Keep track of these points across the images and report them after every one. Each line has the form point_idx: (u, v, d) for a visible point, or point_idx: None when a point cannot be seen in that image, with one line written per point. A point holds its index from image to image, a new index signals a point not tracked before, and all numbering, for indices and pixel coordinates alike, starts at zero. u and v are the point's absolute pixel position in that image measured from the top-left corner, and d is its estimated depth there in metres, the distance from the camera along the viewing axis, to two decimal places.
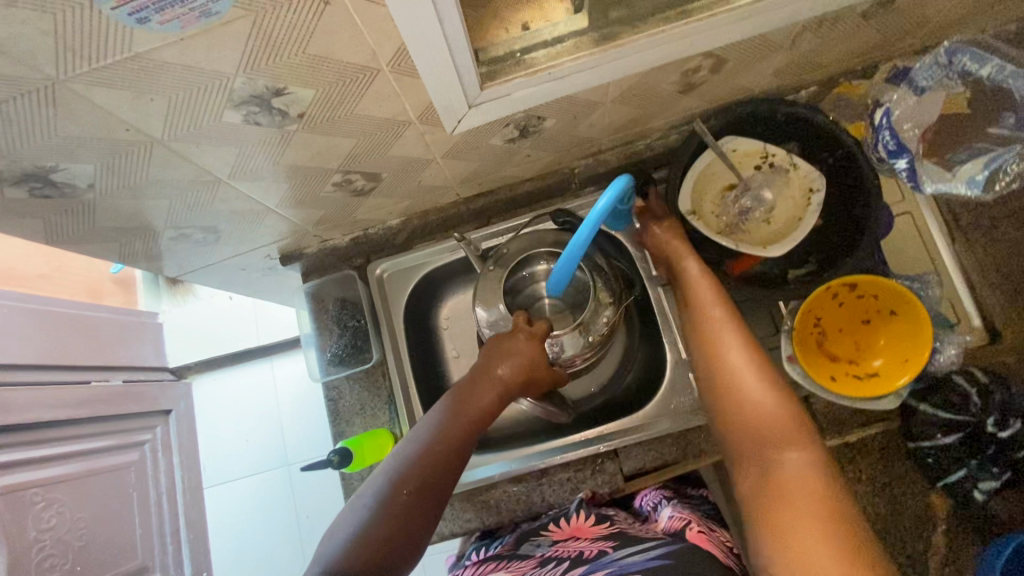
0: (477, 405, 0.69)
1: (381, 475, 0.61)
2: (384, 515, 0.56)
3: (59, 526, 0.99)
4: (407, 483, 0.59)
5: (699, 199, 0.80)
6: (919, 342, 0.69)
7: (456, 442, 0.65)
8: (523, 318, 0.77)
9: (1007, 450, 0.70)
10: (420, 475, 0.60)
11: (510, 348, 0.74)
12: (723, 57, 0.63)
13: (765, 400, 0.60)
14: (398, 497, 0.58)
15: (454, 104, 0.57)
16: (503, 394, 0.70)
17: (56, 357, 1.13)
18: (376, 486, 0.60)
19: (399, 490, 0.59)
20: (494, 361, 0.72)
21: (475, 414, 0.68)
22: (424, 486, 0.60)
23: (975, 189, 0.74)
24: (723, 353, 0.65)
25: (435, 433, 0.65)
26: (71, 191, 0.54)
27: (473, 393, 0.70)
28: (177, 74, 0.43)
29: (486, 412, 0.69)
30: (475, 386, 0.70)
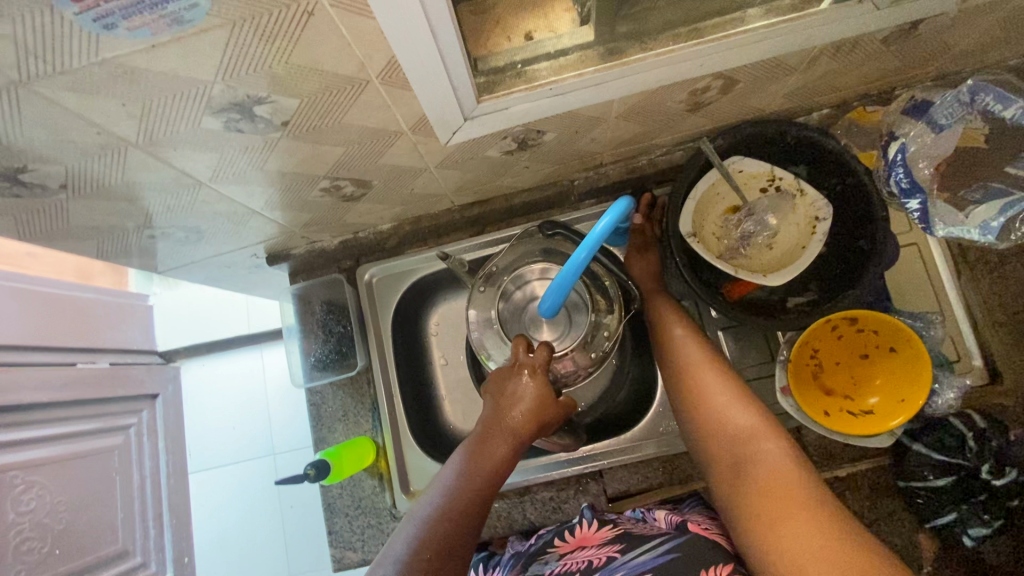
0: (487, 452, 0.66)
1: (399, 543, 0.58)
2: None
3: (39, 509, 0.99)
4: (426, 549, 0.57)
5: (700, 220, 0.76)
6: (918, 381, 0.67)
7: (471, 498, 0.62)
8: (522, 347, 0.72)
9: (999, 497, 0.69)
10: (438, 538, 0.58)
11: (517, 391, 0.70)
12: (734, 78, 0.60)
13: (732, 407, 0.64)
14: (419, 565, 0.55)
15: (448, 117, 0.55)
16: (517, 442, 0.67)
17: (42, 337, 1.10)
18: (393, 554, 0.57)
19: (417, 556, 0.56)
20: (504, 407, 0.69)
21: (488, 465, 0.65)
22: (445, 549, 0.57)
23: (989, 236, 0.70)
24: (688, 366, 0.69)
25: (450, 492, 0.62)
26: (42, 191, 0.51)
27: (483, 445, 0.66)
28: (151, 81, 0.40)
29: (500, 462, 0.66)
30: (486, 437, 0.67)
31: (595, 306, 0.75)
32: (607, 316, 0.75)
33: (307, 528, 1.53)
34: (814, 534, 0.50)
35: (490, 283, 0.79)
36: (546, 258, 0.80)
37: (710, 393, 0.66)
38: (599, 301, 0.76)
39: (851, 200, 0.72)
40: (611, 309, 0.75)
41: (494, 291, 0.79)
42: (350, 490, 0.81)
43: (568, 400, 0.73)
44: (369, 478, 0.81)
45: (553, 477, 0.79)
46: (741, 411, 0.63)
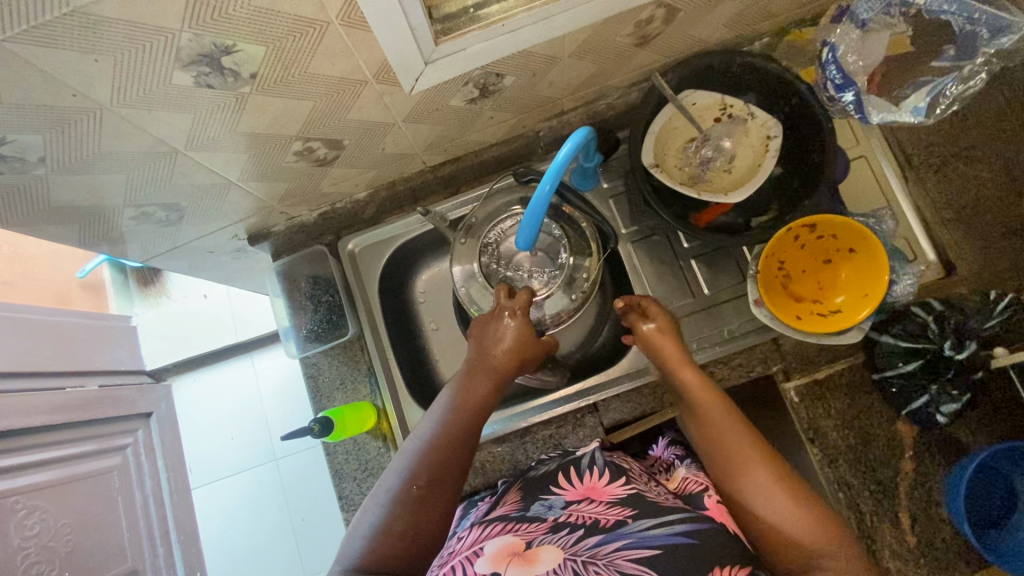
0: (474, 393, 0.67)
1: (392, 476, 0.59)
2: (400, 512, 0.56)
3: (44, 532, 0.89)
4: (420, 481, 0.58)
5: (662, 153, 0.81)
6: (877, 274, 0.72)
7: (460, 434, 0.63)
8: (503, 293, 0.73)
9: (964, 372, 0.73)
10: (431, 467, 0.59)
11: (495, 329, 0.71)
12: (674, 7, 0.64)
13: (789, 509, 0.56)
14: (411, 493, 0.57)
15: (410, 62, 0.57)
16: (498, 379, 0.69)
17: (22, 364, 0.99)
18: (385, 486, 0.59)
19: (410, 485, 0.58)
20: (486, 346, 0.70)
21: (475, 404, 0.66)
22: (437, 477, 0.59)
23: (919, 117, 0.76)
24: (736, 454, 0.61)
25: (440, 427, 0.63)
26: (21, 165, 0.52)
27: (468, 383, 0.68)
28: (121, 31, 0.42)
29: (484, 400, 0.67)
30: (471, 375, 0.68)
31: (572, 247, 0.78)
32: (586, 259, 0.77)
33: (317, 528, 1.53)
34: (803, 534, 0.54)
35: (472, 235, 0.81)
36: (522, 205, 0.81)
37: (766, 497, 0.57)
38: (575, 244, 0.78)
39: (798, 118, 0.76)
40: (590, 253, 0.78)
41: (475, 241, 0.80)
42: (355, 453, 0.84)
43: (550, 339, 0.75)
44: (372, 440, 0.84)
45: (550, 415, 0.83)
46: (800, 514, 0.55)
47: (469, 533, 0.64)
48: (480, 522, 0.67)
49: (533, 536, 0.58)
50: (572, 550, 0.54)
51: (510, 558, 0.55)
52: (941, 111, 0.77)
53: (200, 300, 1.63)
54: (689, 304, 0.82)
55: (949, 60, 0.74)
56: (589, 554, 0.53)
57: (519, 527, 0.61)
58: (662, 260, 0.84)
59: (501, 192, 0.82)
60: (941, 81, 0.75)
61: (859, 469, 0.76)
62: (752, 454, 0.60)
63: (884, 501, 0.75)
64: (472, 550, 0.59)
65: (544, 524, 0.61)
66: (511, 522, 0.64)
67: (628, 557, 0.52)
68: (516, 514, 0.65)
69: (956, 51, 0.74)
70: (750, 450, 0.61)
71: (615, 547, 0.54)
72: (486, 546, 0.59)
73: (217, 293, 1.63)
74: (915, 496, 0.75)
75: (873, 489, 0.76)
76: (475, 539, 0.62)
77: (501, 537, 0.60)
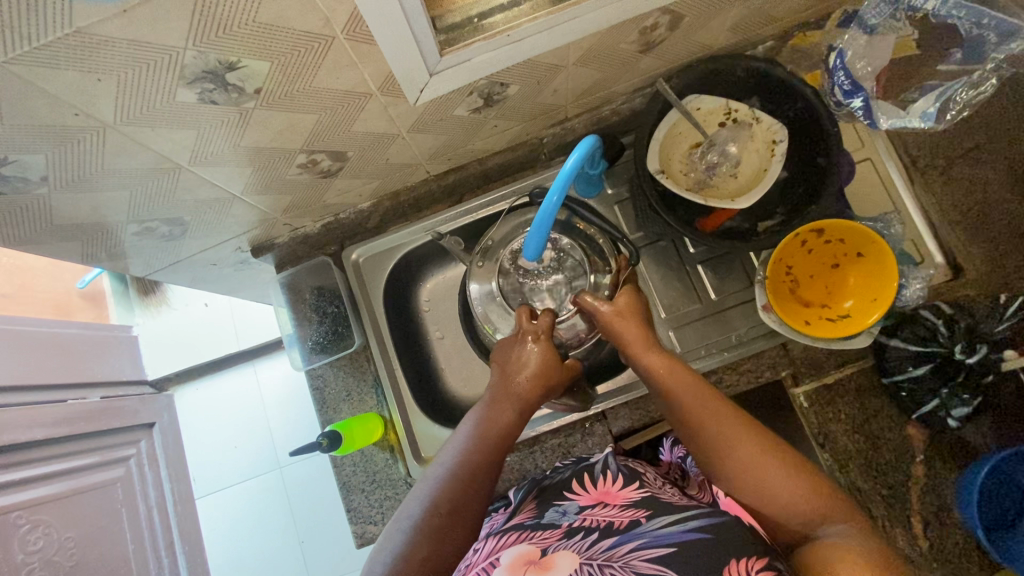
0: (497, 421, 0.65)
1: (413, 502, 0.58)
2: (421, 540, 0.54)
3: (48, 547, 0.88)
4: (441, 508, 0.57)
5: (668, 159, 0.81)
6: (886, 278, 0.72)
7: (482, 463, 0.61)
8: (525, 317, 0.72)
9: (974, 374, 0.74)
10: (452, 497, 0.58)
11: (519, 356, 0.70)
12: (679, 13, 0.64)
13: (784, 481, 0.55)
14: (432, 521, 0.56)
15: (414, 73, 0.57)
16: (523, 407, 0.66)
17: (25, 377, 0.98)
18: (407, 511, 0.58)
19: (433, 513, 0.56)
20: (510, 373, 0.69)
21: (497, 433, 0.64)
22: (460, 507, 0.58)
23: (929, 122, 0.77)
24: (723, 434, 0.59)
25: (463, 456, 0.62)
26: (23, 184, 0.52)
27: (493, 410, 0.66)
28: (123, 50, 0.42)
29: (508, 430, 0.65)
30: (494, 404, 0.67)
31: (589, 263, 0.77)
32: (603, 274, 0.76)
33: (323, 536, 1.52)
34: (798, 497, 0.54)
35: (487, 258, 0.80)
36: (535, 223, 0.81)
37: (762, 471, 0.56)
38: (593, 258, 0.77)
39: (805, 123, 0.76)
40: (608, 268, 0.76)
41: (493, 264, 0.80)
42: (363, 465, 0.83)
43: (573, 362, 0.74)
44: (380, 451, 0.83)
45: (558, 424, 0.83)
46: (795, 483, 0.55)
47: (487, 544, 0.64)
48: (495, 532, 0.67)
49: (548, 543, 0.58)
50: (587, 554, 0.54)
51: (527, 566, 0.55)
52: (951, 117, 0.77)
53: (201, 309, 1.62)
54: (697, 310, 0.82)
55: (955, 64, 0.75)
56: (605, 557, 0.53)
57: (534, 535, 0.61)
58: (668, 265, 0.84)
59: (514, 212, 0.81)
60: (950, 86, 0.76)
61: (870, 474, 0.76)
62: (733, 430, 0.59)
63: (896, 506, 0.75)
64: (489, 561, 0.59)
65: (558, 530, 0.60)
66: (527, 530, 0.63)
67: (644, 557, 0.52)
68: (531, 522, 0.65)
69: (962, 55, 0.75)
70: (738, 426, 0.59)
71: (630, 548, 0.54)
72: (503, 555, 0.59)
73: (218, 301, 1.62)
74: (928, 500, 0.75)
75: (885, 494, 0.76)
76: (492, 549, 0.62)
77: (516, 546, 0.60)
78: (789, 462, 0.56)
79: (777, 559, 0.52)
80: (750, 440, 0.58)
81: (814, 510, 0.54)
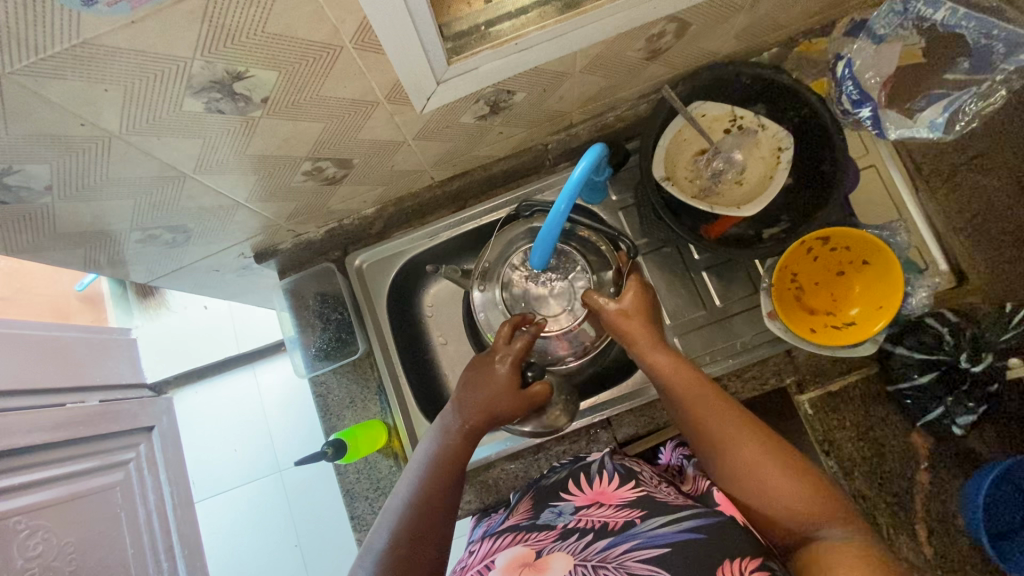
0: (450, 443, 0.65)
1: (377, 536, 0.58)
2: (384, 574, 0.54)
3: (47, 553, 0.88)
4: (402, 540, 0.56)
5: (672, 165, 0.80)
6: (892, 287, 0.72)
7: (437, 485, 0.61)
8: (502, 335, 0.72)
9: (980, 383, 0.74)
10: (412, 526, 0.58)
11: (484, 375, 0.71)
12: (687, 21, 0.63)
13: (782, 482, 0.54)
14: (394, 555, 0.55)
15: (422, 81, 0.56)
16: (475, 429, 0.67)
17: (26, 381, 0.97)
18: (372, 546, 0.57)
19: (394, 546, 0.56)
20: (473, 392, 0.70)
21: (451, 455, 0.64)
22: (420, 534, 0.57)
23: (936, 132, 0.77)
24: (724, 434, 0.59)
25: (418, 485, 0.61)
26: (25, 194, 0.51)
27: (451, 431, 0.67)
28: (130, 60, 0.41)
29: (465, 450, 0.66)
30: (447, 427, 0.67)
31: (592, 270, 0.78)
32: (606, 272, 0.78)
33: (323, 540, 1.51)
34: (798, 493, 0.53)
35: (487, 280, 0.80)
36: (530, 236, 0.81)
37: (762, 468, 0.56)
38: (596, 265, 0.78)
39: (811, 129, 0.75)
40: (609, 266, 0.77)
41: (495, 284, 0.80)
42: (367, 473, 0.83)
43: (540, 387, 0.73)
44: (384, 459, 0.84)
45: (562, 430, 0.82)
46: (793, 483, 0.54)
47: (481, 546, 0.65)
48: (492, 534, 0.67)
49: (543, 544, 0.58)
50: (582, 556, 0.54)
51: (522, 569, 0.55)
52: (960, 128, 0.78)
53: (201, 311, 1.61)
54: (702, 316, 0.82)
55: (963, 73, 0.75)
56: (599, 559, 0.53)
57: (529, 536, 0.61)
58: (674, 272, 0.84)
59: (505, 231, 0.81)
60: (960, 97, 0.76)
61: (874, 480, 0.76)
62: (737, 428, 0.59)
63: (900, 513, 0.75)
64: (484, 563, 0.60)
65: (553, 532, 0.60)
66: (522, 532, 0.63)
67: (638, 558, 0.52)
68: (527, 523, 0.65)
69: (970, 64, 0.74)
70: (740, 426, 0.59)
71: (624, 550, 0.53)
72: (498, 558, 0.59)
73: (218, 304, 1.61)
74: (932, 506, 0.76)
75: (889, 501, 0.76)
76: (488, 552, 0.62)
77: (512, 548, 0.60)
78: (789, 460, 0.56)
79: (770, 559, 0.51)
80: (751, 442, 0.58)
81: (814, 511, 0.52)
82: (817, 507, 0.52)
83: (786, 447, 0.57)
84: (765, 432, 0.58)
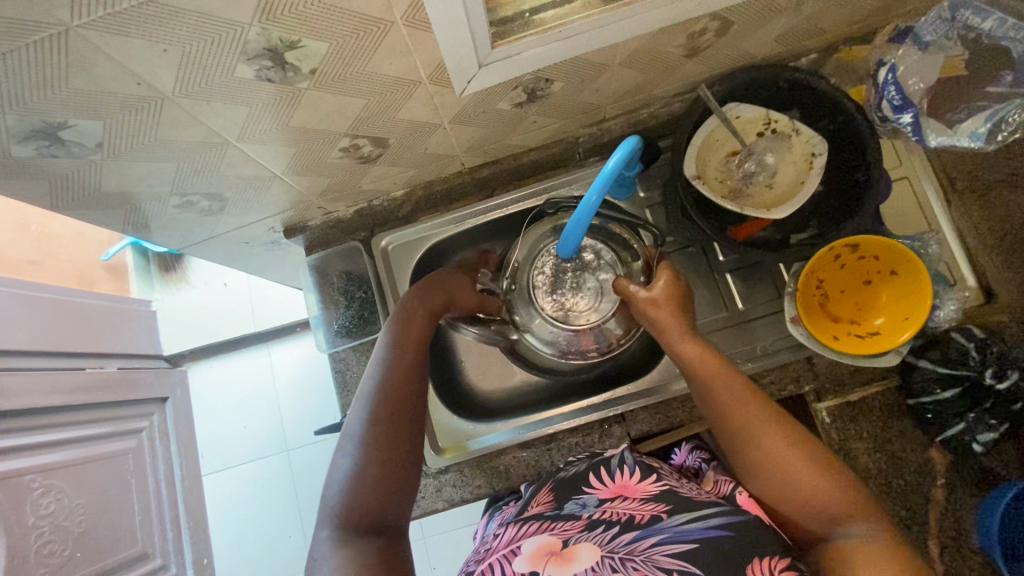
0: (410, 318, 0.70)
1: (353, 422, 0.62)
2: (367, 456, 0.59)
3: (59, 512, 0.90)
4: (380, 422, 0.61)
5: (703, 165, 0.80)
6: (919, 299, 0.71)
7: (408, 364, 0.66)
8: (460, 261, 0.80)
9: (1005, 402, 0.73)
10: (384, 409, 0.61)
11: (441, 283, 0.76)
12: (728, 20, 0.63)
13: (809, 480, 0.55)
14: (375, 429, 0.60)
15: (465, 64, 0.57)
16: (428, 318, 0.71)
17: (51, 342, 1.00)
18: (351, 433, 0.61)
19: (371, 424, 0.60)
20: (431, 292, 0.74)
21: (410, 341, 0.68)
22: (395, 412, 0.62)
23: (978, 141, 0.76)
24: (749, 428, 0.59)
25: (389, 367, 0.65)
26: (78, 150, 0.53)
27: (407, 326, 0.69)
28: (191, 23, 0.43)
29: (421, 339, 0.69)
30: (403, 321, 0.70)
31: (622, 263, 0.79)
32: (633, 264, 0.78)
33: None
34: (827, 494, 0.54)
35: (516, 277, 0.82)
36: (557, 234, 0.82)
37: (791, 470, 0.56)
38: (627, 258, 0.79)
39: (845, 136, 0.75)
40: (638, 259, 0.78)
41: (523, 283, 0.82)
42: None
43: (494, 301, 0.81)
44: None
45: (576, 423, 0.82)
46: (824, 485, 0.55)
47: (506, 530, 0.65)
48: (514, 519, 0.67)
49: (569, 534, 0.58)
50: (609, 547, 0.55)
51: (549, 557, 0.56)
52: (1002, 139, 0.76)
53: (220, 288, 1.64)
54: (723, 318, 0.82)
55: (1006, 86, 0.74)
56: (626, 551, 0.54)
57: (554, 525, 0.61)
58: (698, 272, 0.84)
59: (531, 230, 0.82)
60: (1005, 107, 0.75)
61: (889, 494, 0.75)
62: (768, 430, 0.58)
63: (914, 528, 0.75)
64: (510, 548, 0.59)
65: (579, 522, 0.60)
66: (547, 520, 0.63)
67: (666, 552, 0.53)
68: (550, 512, 0.65)
69: (1014, 78, 0.73)
70: (770, 424, 0.58)
71: (653, 542, 0.55)
72: (524, 543, 0.59)
73: (238, 281, 1.64)
74: (945, 524, 0.75)
75: (902, 516, 0.75)
76: (513, 535, 0.62)
77: (538, 535, 0.60)
78: (816, 460, 0.56)
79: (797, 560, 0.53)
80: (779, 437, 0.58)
81: (840, 512, 0.54)
82: (844, 506, 0.54)
83: (815, 446, 0.57)
84: (794, 431, 0.58)
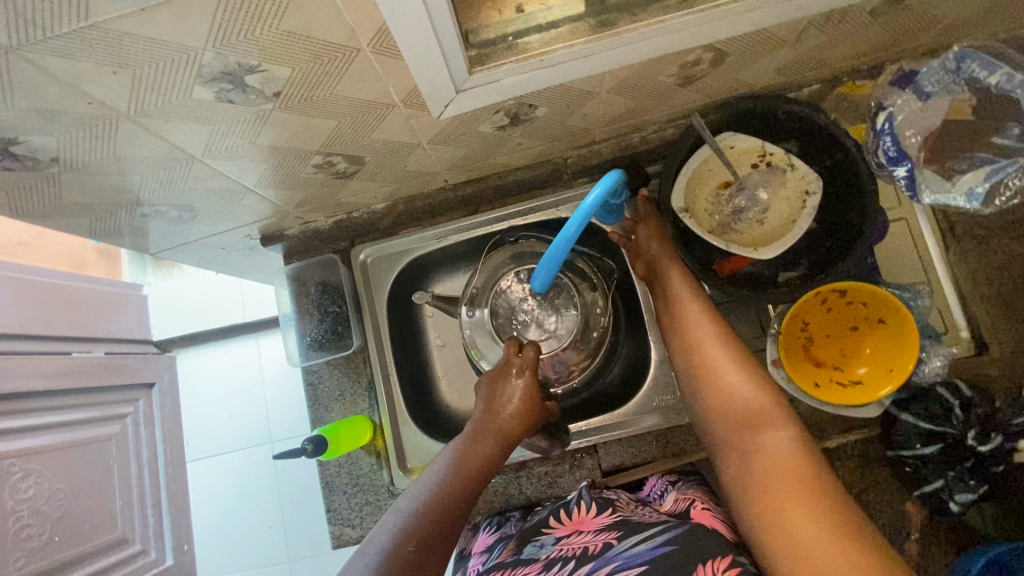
0: (482, 436, 0.67)
1: (383, 532, 0.55)
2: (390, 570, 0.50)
3: (38, 496, 0.89)
4: (410, 539, 0.54)
5: (692, 196, 0.77)
6: (905, 352, 0.69)
7: (462, 490, 0.61)
8: (512, 349, 0.75)
9: (986, 464, 0.70)
10: (425, 525, 0.56)
11: (504, 389, 0.72)
12: (724, 51, 0.60)
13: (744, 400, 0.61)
14: (402, 548, 0.53)
15: (440, 90, 0.55)
16: (501, 441, 0.67)
17: (37, 327, 0.99)
18: (375, 543, 0.54)
19: (402, 544, 0.53)
20: (495, 407, 0.70)
21: (479, 465, 0.64)
22: (431, 539, 0.55)
23: (974, 202, 0.73)
24: (707, 354, 0.66)
25: (443, 479, 0.61)
26: (34, 163, 0.51)
27: (474, 442, 0.66)
28: (142, 47, 0.40)
29: (487, 460, 0.65)
30: (473, 436, 0.67)
31: (580, 294, 0.81)
32: (591, 294, 0.81)
33: (305, 515, 1.53)
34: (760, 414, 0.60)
35: (476, 305, 0.82)
36: (517, 262, 0.84)
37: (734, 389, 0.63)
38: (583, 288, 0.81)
39: (842, 175, 0.72)
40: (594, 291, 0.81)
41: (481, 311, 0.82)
42: (348, 467, 0.84)
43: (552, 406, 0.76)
44: (366, 456, 0.84)
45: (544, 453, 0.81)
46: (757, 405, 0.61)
47: None
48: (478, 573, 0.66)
49: None
50: None
51: None
52: (1000, 202, 0.73)
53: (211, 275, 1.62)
54: None
55: (1010, 139, 0.71)
56: None
57: (513, 573, 0.60)
58: None
59: (490, 259, 0.84)
60: (1005, 167, 0.72)
61: None
62: (726, 359, 0.65)
63: None
64: None
65: (537, 565, 0.60)
66: (507, 568, 0.62)
67: None
68: (509, 560, 0.64)
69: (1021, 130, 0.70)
70: (727, 354, 0.66)
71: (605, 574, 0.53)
72: None
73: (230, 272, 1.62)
74: None
75: None
76: None
77: None
78: (759, 387, 0.62)
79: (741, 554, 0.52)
80: (759, 423, 0.60)
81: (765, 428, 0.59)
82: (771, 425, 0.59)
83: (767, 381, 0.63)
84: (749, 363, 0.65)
